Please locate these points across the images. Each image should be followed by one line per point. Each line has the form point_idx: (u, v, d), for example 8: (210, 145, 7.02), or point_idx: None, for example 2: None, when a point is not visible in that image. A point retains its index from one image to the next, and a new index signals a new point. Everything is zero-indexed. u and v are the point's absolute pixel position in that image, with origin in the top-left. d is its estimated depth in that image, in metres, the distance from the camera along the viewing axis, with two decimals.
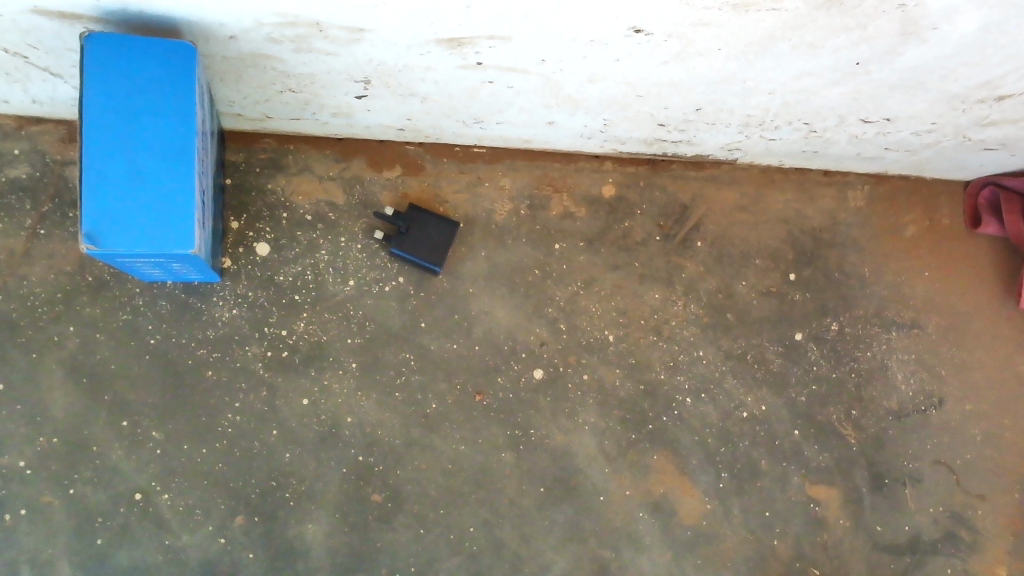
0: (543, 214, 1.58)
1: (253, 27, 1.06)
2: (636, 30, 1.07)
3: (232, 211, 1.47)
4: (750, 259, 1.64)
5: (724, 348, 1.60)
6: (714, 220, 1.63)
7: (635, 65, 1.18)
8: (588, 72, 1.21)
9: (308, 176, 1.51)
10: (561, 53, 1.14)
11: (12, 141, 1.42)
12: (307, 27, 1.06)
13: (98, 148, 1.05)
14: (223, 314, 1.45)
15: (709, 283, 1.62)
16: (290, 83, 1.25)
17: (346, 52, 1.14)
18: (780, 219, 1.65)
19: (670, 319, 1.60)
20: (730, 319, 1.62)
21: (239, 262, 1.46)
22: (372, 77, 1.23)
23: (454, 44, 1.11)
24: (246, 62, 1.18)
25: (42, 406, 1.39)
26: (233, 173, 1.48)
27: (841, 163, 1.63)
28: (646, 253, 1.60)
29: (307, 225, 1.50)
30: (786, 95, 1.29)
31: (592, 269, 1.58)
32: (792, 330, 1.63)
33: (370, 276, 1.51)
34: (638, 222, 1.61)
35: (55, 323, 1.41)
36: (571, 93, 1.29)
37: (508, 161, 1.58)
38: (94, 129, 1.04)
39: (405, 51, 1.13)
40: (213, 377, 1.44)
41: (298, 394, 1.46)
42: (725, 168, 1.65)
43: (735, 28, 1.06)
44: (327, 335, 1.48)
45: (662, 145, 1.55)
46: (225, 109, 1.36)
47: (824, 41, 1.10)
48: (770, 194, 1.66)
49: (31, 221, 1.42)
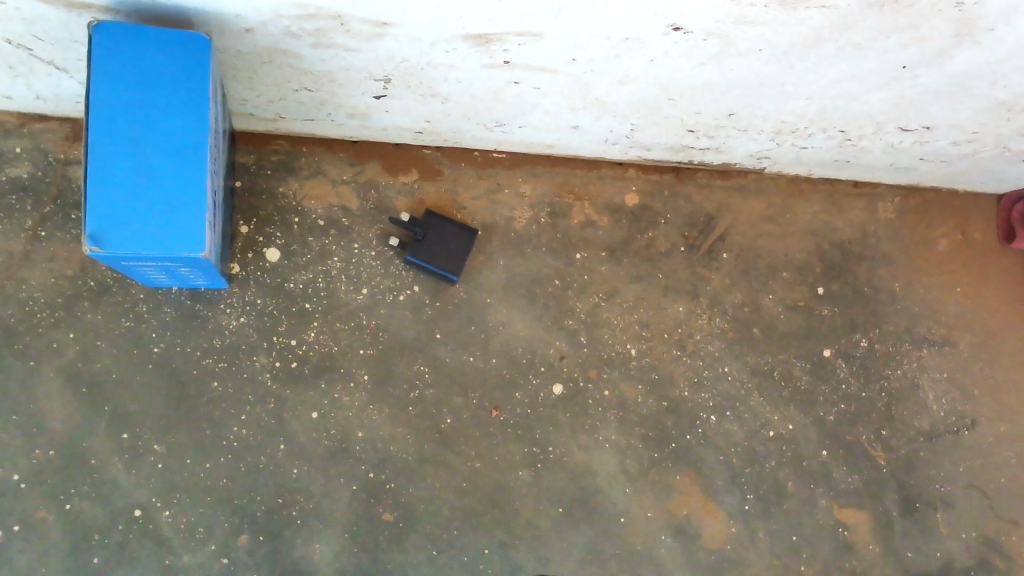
0: (564, 222, 1.52)
1: (271, 19, 1.00)
2: (675, 27, 1.01)
3: (241, 215, 1.41)
4: (777, 272, 1.59)
5: (751, 364, 1.55)
6: (740, 231, 1.59)
7: (670, 67, 1.12)
8: (619, 73, 1.15)
9: (321, 180, 1.45)
10: (594, 52, 1.08)
11: (15, 139, 1.36)
12: (327, 20, 1.00)
13: (103, 143, 0.96)
14: (230, 322, 1.39)
15: (735, 296, 1.57)
16: (307, 80, 1.19)
17: (367, 48, 1.08)
18: (808, 230, 1.61)
19: (694, 333, 1.54)
20: (756, 333, 1.57)
21: (247, 268, 1.40)
22: (392, 76, 1.17)
23: (482, 41, 1.05)
24: (262, 57, 1.11)
25: (38, 416, 1.32)
26: (243, 175, 1.42)
27: (871, 173, 1.58)
28: (670, 264, 1.55)
29: (319, 231, 1.43)
30: (825, 100, 1.23)
31: (614, 280, 1.53)
32: (820, 347, 1.58)
33: (384, 284, 1.44)
34: (662, 231, 1.56)
35: (54, 329, 1.34)
36: (599, 95, 1.23)
37: (528, 167, 1.52)
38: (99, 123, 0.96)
39: (429, 47, 1.07)
40: (219, 389, 1.37)
41: (308, 407, 1.39)
42: (752, 177, 1.60)
43: (781, 26, 1.00)
44: (338, 345, 1.42)
45: (688, 153, 1.49)
46: (237, 108, 1.31)
47: (872, 42, 1.04)
48: (798, 205, 1.61)
49: (32, 222, 1.36)
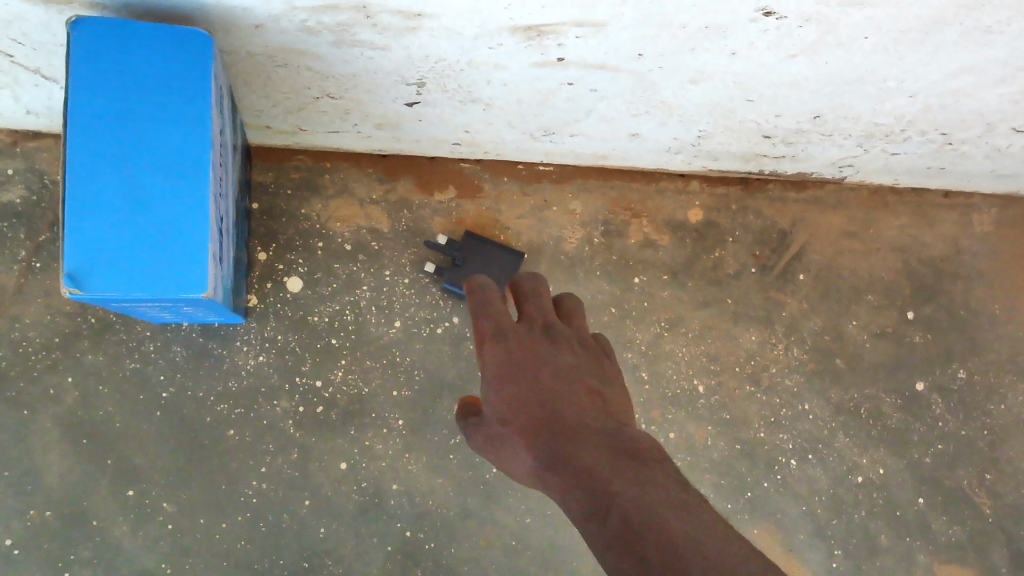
0: (620, 243, 1.35)
1: (284, 13, 0.84)
2: (766, 12, 0.83)
3: (259, 240, 1.25)
4: (861, 295, 1.41)
5: (833, 401, 1.38)
6: (818, 249, 1.41)
7: (753, 61, 0.95)
8: (692, 69, 0.97)
9: (347, 199, 1.29)
10: (664, 44, 0.91)
11: (6, 158, 1.21)
12: (350, 12, 0.84)
13: (83, 160, 0.77)
14: (247, 362, 1.23)
15: (814, 323, 1.39)
16: (328, 86, 1.04)
17: (398, 45, 0.92)
18: (894, 247, 1.43)
19: (768, 365, 1.37)
20: (839, 364, 1.39)
21: (266, 300, 1.24)
22: (427, 79, 1.01)
23: (532, 33, 0.89)
24: (275, 59, 0.96)
25: (33, 473, 1.17)
26: (261, 195, 1.26)
27: (966, 182, 1.40)
28: (740, 287, 1.38)
29: (346, 257, 1.27)
30: (931, 98, 1.05)
31: (677, 307, 1.36)
32: (911, 379, 1.40)
33: (420, 316, 1.28)
34: (730, 250, 1.39)
35: (51, 373, 1.19)
36: (666, 97, 1.06)
37: (579, 181, 1.35)
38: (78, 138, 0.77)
39: (470, 42, 0.91)
40: (236, 438, 1.22)
41: (336, 457, 1.23)
42: (830, 188, 1.42)
43: (896, 6, 0.82)
44: (369, 386, 1.26)
45: (760, 161, 1.31)
46: (252, 119, 1.15)
47: (1002, 26, 0.86)
48: (883, 218, 1.43)
49: (26, 252, 1.21)
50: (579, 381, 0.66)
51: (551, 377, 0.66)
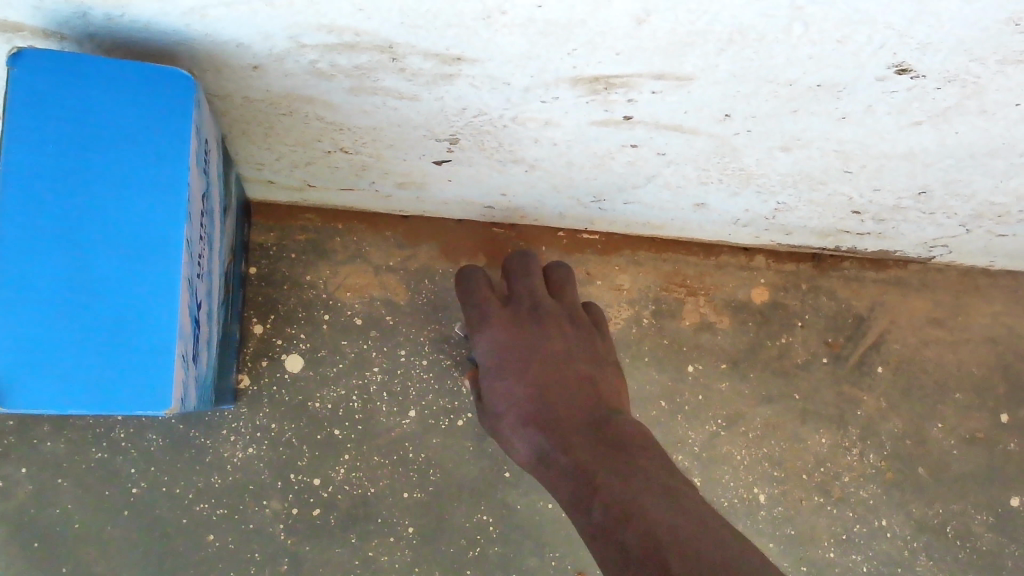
0: (673, 324, 1.16)
1: (288, 51, 0.67)
2: (899, 69, 0.66)
3: (255, 310, 1.07)
4: (949, 393, 1.22)
5: (916, 517, 1.18)
6: (900, 338, 1.22)
7: (867, 127, 0.77)
8: (788, 135, 0.80)
9: (360, 266, 1.11)
10: (761, 105, 0.73)
11: None
12: (372, 53, 0.66)
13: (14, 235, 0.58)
14: (234, 455, 1.04)
15: (894, 424, 1.20)
16: (342, 139, 0.86)
17: (429, 95, 0.74)
18: (986, 338, 1.24)
19: (841, 473, 1.17)
20: (922, 475, 1.19)
21: (260, 382, 1.06)
22: (461, 135, 0.83)
23: (597, 86, 0.71)
24: (277, 106, 0.78)
25: None
26: (259, 258, 1.09)
27: None
28: (810, 380, 1.19)
29: (355, 333, 1.10)
30: None
31: (737, 402, 1.16)
32: (1006, 494, 1.21)
33: (439, 405, 1.10)
34: (800, 337, 1.20)
35: (1, 463, 0.99)
36: (747, 165, 0.88)
37: (628, 252, 1.17)
38: (10, 204, 0.58)
39: (519, 95, 0.73)
40: (216, 544, 1.03)
41: (332, 569, 1.05)
42: (915, 268, 1.23)
43: None
44: (375, 486, 1.07)
45: (840, 238, 1.13)
46: (251, 172, 0.97)
47: None
48: (975, 304, 1.24)
49: None
50: (568, 370, 0.86)
51: (544, 368, 0.86)
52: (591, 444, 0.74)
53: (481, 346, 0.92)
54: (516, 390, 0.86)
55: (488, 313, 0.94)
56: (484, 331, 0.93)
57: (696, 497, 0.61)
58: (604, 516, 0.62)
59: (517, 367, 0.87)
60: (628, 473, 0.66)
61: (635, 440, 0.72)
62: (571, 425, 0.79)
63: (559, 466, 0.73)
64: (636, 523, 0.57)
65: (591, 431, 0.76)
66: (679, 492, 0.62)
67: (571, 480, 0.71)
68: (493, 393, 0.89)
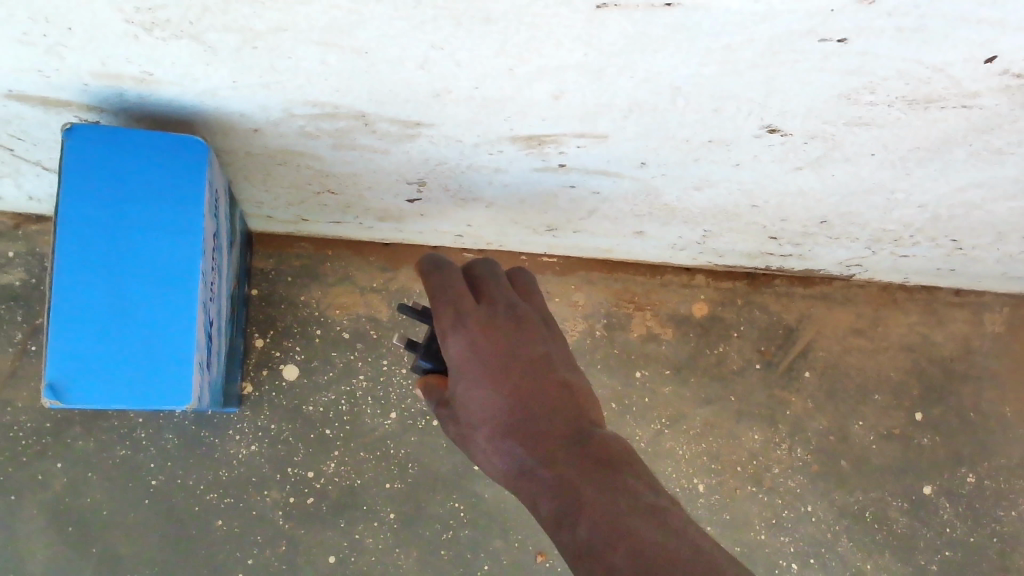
0: (623, 336, 1.33)
1: (282, 118, 0.83)
2: (770, 128, 0.82)
3: (256, 326, 1.24)
4: (868, 394, 1.38)
5: (838, 504, 1.34)
6: (825, 346, 1.39)
7: (759, 171, 0.93)
8: (697, 178, 0.96)
9: (348, 287, 1.28)
10: (669, 155, 0.90)
11: (7, 241, 1.20)
12: (349, 120, 0.83)
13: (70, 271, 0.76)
14: (239, 452, 1.20)
15: (820, 422, 1.36)
16: (328, 183, 1.03)
17: (398, 149, 0.91)
18: (903, 345, 1.41)
19: (772, 465, 1.33)
20: (844, 466, 1.36)
21: (261, 388, 1.22)
22: (428, 180, 1.00)
23: (533, 142, 0.88)
24: (275, 158, 0.95)
25: (17, 560, 1.14)
26: (260, 281, 1.25)
27: (977, 283, 1.38)
28: (744, 384, 1.35)
29: (343, 345, 1.26)
30: (940, 209, 1.03)
31: (680, 403, 1.33)
32: (919, 483, 1.37)
33: (416, 407, 1.26)
34: (735, 346, 1.36)
35: (40, 458, 1.16)
36: (670, 201, 1.05)
37: (582, 272, 1.33)
38: (66, 246, 0.76)
39: (470, 149, 0.90)
40: (224, 529, 1.19)
41: (323, 550, 1.21)
42: (838, 284, 1.40)
43: (904, 127, 0.80)
44: (361, 478, 1.23)
45: (767, 259, 1.29)
46: (253, 209, 1.14)
47: (1012, 149, 0.84)
48: (892, 315, 1.41)
49: (22, 334, 1.19)
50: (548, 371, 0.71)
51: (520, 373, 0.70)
52: (586, 465, 0.61)
53: (453, 350, 0.72)
54: (493, 400, 0.69)
55: (461, 310, 0.74)
56: (453, 329, 0.73)
57: (687, 520, 0.56)
58: (591, 536, 0.55)
59: (489, 370, 0.70)
60: (629, 499, 0.57)
61: (630, 461, 0.62)
62: (559, 440, 0.65)
63: (545, 485, 0.62)
64: (627, 542, 0.53)
65: (586, 449, 0.63)
66: (664, 509, 0.57)
67: (560, 503, 0.59)
68: (463, 401, 0.71)
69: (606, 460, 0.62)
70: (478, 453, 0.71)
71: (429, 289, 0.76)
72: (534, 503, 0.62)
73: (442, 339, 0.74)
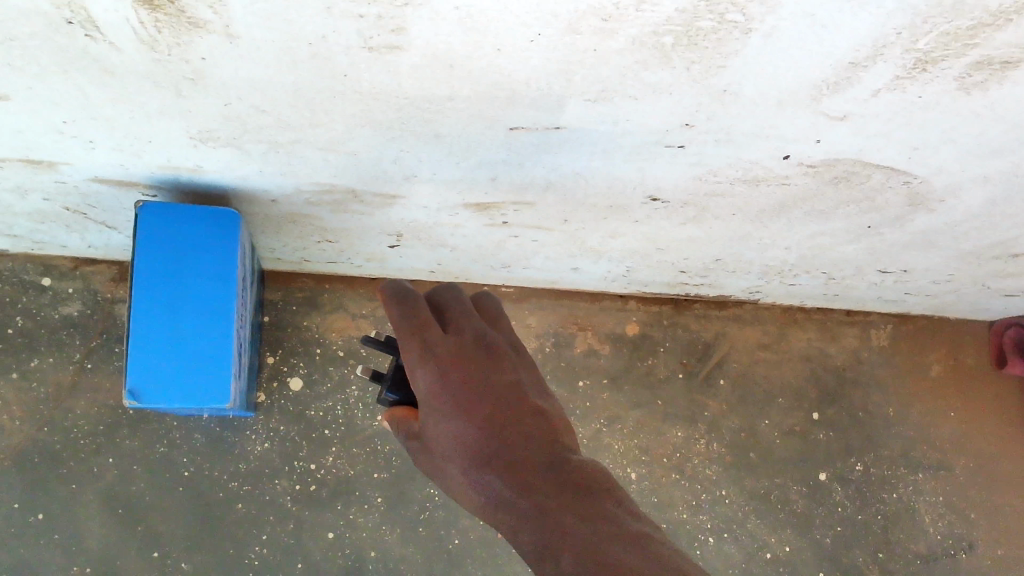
0: (568, 351, 1.62)
1: (293, 193, 1.13)
2: (652, 198, 1.12)
3: (268, 347, 1.53)
4: (773, 398, 1.68)
5: (748, 488, 1.63)
6: (736, 358, 1.68)
7: (654, 225, 1.23)
8: (610, 230, 1.26)
9: (342, 314, 1.57)
10: (584, 215, 1.19)
11: (67, 280, 1.49)
12: (343, 194, 1.13)
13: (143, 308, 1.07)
14: (255, 448, 1.49)
15: (732, 421, 1.66)
16: (327, 234, 1.32)
17: (380, 212, 1.20)
18: (801, 357, 1.70)
19: (692, 457, 1.62)
20: (752, 457, 1.65)
21: (272, 397, 1.51)
22: (404, 232, 1.29)
23: (480, 207, 1.17)
24: (286, 218, 1.24)
25: (78, 536, 1.42)
26: (271, 310, 1.54)
27: (861, 305, 1.67)
28: (669, 390, 1.64)
29: (339, 361, 1.55)
30: (802, 250, 1.33)
31: (615, 407, 1.62)
32: (815, 470, 1.66)
33: None
34: (661, 359, 1.66)
35: (96, 454, 1.45)
36: (593, 246, 1.34)
37: (534, 300, 1.63)
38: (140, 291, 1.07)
39: (434, 212, 1.20)
40: (243, 510, 1.47)
41: (323, 528, 1.49)
42: (747, 307, 1.70)
43: (749, 197, 1.10)
44: (354, 469, 1.52)
45: (684, 288, 1.59)
46: (267, 254, 1.43)
47: (833, 210, 1.14)
48: (793, 332, 1.70)
49: (80, 355, 1.48)
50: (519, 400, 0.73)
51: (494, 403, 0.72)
52: (563, 494, 0.64)
53: (422, 382, 0.75)
54: (466, 431, 0.71)
55: (427, 342, 0.75)
56: (422, 361, 0.75)
57: (670, 548, 0.60)
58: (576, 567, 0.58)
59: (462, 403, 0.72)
60: (610, 527, 0.60)
61: (609, 490, 0.65)
62: (536, 467, 0.67)
63: (523, 517, 0.64)
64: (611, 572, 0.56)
65: (558, 471, 0.66)
66: (646, 538, 0.60)
67: (542, 537, 0.61)
68: (436, 435, 0.74)
69: (582, 487, 0.64)
70: (450, 484, 0.73)
71: (393, 321, 0.77)
72: (513, 532, 0.64)
73: (411, 372, 0.76)
